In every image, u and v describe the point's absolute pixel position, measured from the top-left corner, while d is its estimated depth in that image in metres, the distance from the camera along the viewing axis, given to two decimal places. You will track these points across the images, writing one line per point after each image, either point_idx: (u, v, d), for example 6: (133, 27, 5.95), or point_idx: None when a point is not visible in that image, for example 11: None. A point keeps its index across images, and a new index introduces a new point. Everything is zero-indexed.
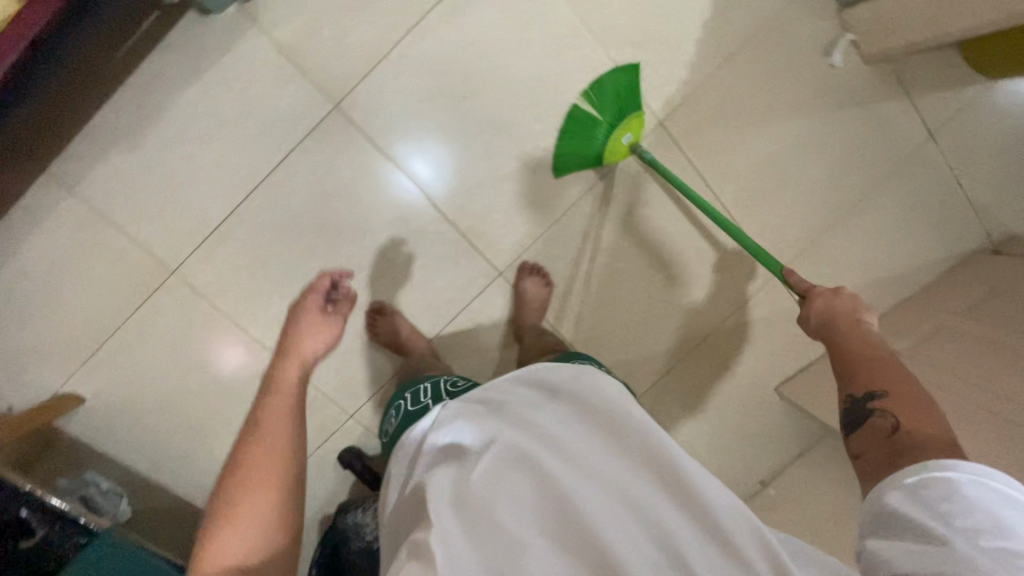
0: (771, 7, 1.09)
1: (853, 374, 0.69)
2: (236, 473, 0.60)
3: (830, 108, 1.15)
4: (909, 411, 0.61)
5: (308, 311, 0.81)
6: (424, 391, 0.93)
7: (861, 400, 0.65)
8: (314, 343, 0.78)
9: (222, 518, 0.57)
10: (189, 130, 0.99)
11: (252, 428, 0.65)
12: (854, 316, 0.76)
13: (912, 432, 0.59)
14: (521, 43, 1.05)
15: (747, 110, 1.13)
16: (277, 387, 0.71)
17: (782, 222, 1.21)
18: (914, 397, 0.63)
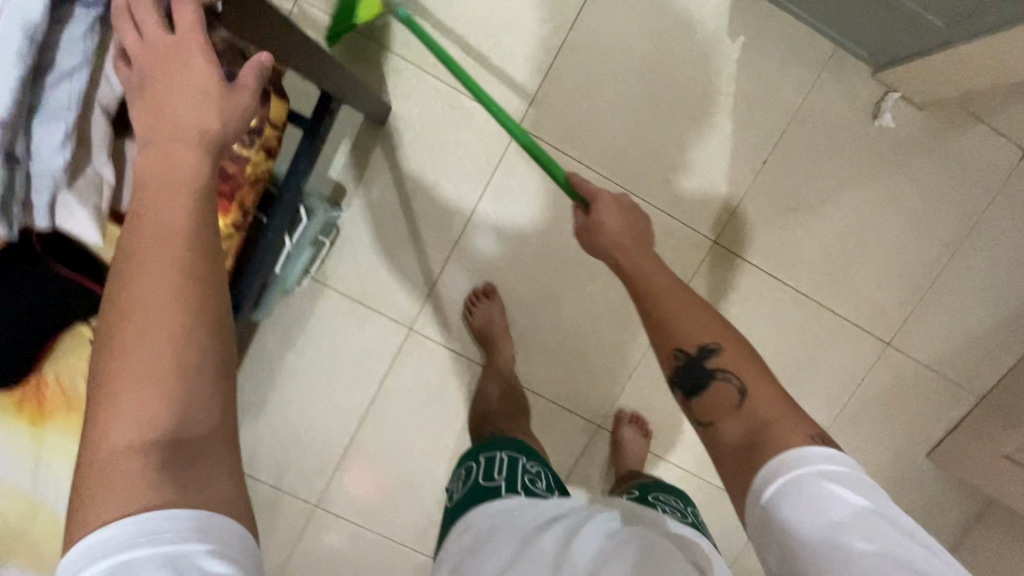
0: (800, 95, 1.03)
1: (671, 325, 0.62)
2: (135, 322, 0.38)
3: (895, 167, 1.07)
4: (742, 367, 0.58)
5: (190, 52, 0.44)
6: (500, 463, 0.75)
7: (699, 361, 0.60)
8: (191, 113, 0.44)
9: (125, 398, 0.37)
10: (298, 387, 1.12)
11: (156, 244, 0.40)
12: (639, 237, 0.73)
13: (756, 405, 0.56)
14: (557, 219, 1.08)
15: (803, 197, 1.07)
16: (167, 179, 0.42)
17: (875, 290, 1.12)
18: (740, 343, 0.60)
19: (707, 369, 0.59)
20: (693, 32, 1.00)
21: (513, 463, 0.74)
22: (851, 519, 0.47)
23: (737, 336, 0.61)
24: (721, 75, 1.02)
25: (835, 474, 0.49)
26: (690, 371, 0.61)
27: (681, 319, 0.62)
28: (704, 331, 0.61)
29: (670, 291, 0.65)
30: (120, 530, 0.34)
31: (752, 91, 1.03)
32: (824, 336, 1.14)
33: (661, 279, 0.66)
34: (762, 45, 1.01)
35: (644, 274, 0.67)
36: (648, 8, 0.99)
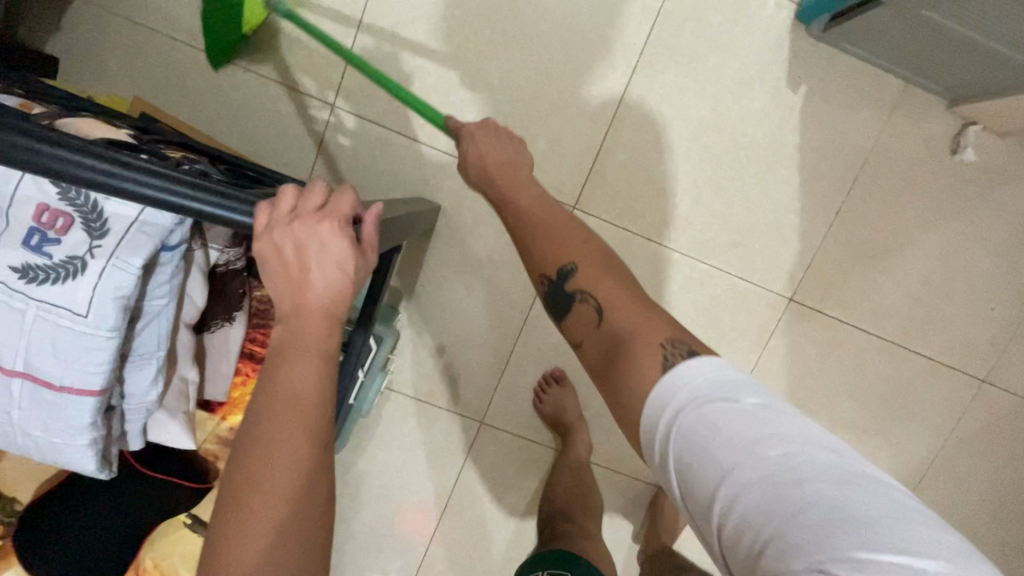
0: (870, 140, 0.97)
1: (538, 254, 0.59)
2: (257, 490, 0.36)
3: (979, 200, 1.00)
4: (601, 278, 0.55)
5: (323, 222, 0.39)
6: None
7: (558, 284, 0.56)
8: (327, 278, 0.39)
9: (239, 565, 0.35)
10: (373, 491, 1.09)
11: (280, 412, 0.37)
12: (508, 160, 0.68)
13: (618, 315, 0.52)
14: None
15: (883, 244, 1.01)
16: (299, 344, 0.38)
17: (964, 328, 1.06)
18: (599, 256, 0.57)
19: (552, 231, 0.60)
20: (752, 89, 0.94)
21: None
22: (754, 432, 0.41)
23: (573, 226, 0.60)
24: (785, 128, 0.96)
25: (727, 409, 0.42)
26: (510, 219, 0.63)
27: (547, 240, 0.59)
28: (561, 249, 0.58)
29: (532, 207, 0.63)
30: None
31: (818, 141, 0.96)
32: (914, 380, 1.08)
33: (528, 202, 0.63)
34: (826, 94, 0.94)
35: (514, 204, 0.64)
36: (701, 69, 0.93)
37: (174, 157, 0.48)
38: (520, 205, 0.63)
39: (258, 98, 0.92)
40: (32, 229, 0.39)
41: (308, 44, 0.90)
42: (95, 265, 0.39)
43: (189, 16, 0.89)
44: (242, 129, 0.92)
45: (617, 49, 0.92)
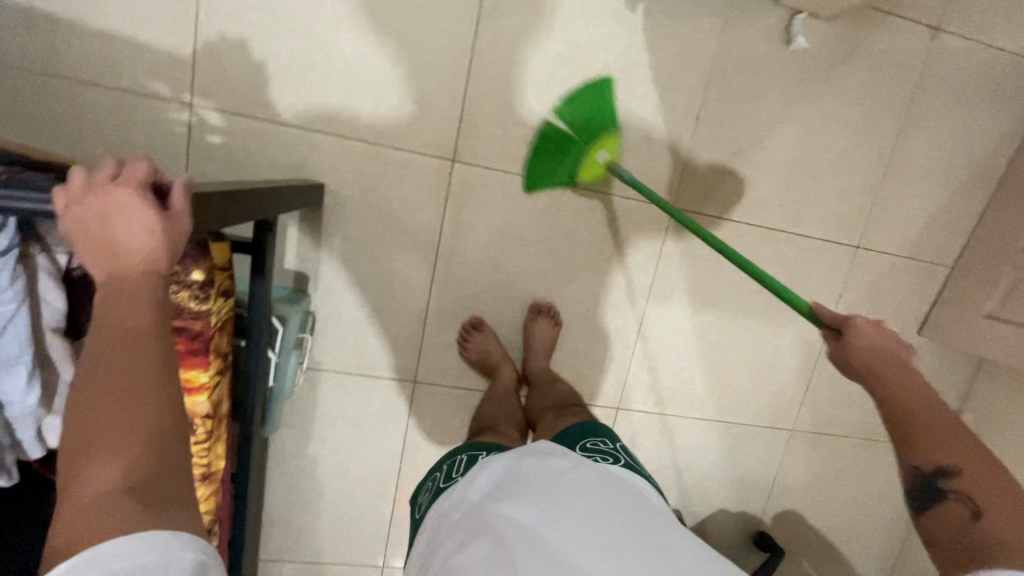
0: (714, 44, 1.03)
1: (909, 441, 0.59)
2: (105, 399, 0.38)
3: (822, 82, 1.08)
4: (984, 489, 0.54)
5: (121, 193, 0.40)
6: (461, 463, 0.76)
7: (931, 479, 0.57)
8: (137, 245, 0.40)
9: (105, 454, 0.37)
10: (328, 470, 1.14)
11: (116, 331, 0.40)
12: (896, 354, 0.65)
13: (998, 517, 0.53)
14: (521, 235, 1.07)
15: (745, 141, 1.08)
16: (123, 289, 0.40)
17: (833, 203, 1.16)
18: (986, 464, 0.56)
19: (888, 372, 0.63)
20: (594, 17, 0.99)
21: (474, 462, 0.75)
22: None
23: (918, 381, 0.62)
24: (633, 48, 1.01)
25: None
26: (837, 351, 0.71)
27: (914, 438, 0.59)
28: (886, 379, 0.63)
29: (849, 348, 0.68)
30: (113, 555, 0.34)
31: (667, 53, 1.02)
32: (801, 260, 1.18)
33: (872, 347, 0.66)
34: (664, 8, 1.00)
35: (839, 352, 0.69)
36: (543, 5, 0.97)
37: None
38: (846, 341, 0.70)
39: (113, 113, 0.91)
40: None
41: (151, 49, 0.90)
42: None
43: (16, 42, 0.86)
44: (105, 148, 0.92)
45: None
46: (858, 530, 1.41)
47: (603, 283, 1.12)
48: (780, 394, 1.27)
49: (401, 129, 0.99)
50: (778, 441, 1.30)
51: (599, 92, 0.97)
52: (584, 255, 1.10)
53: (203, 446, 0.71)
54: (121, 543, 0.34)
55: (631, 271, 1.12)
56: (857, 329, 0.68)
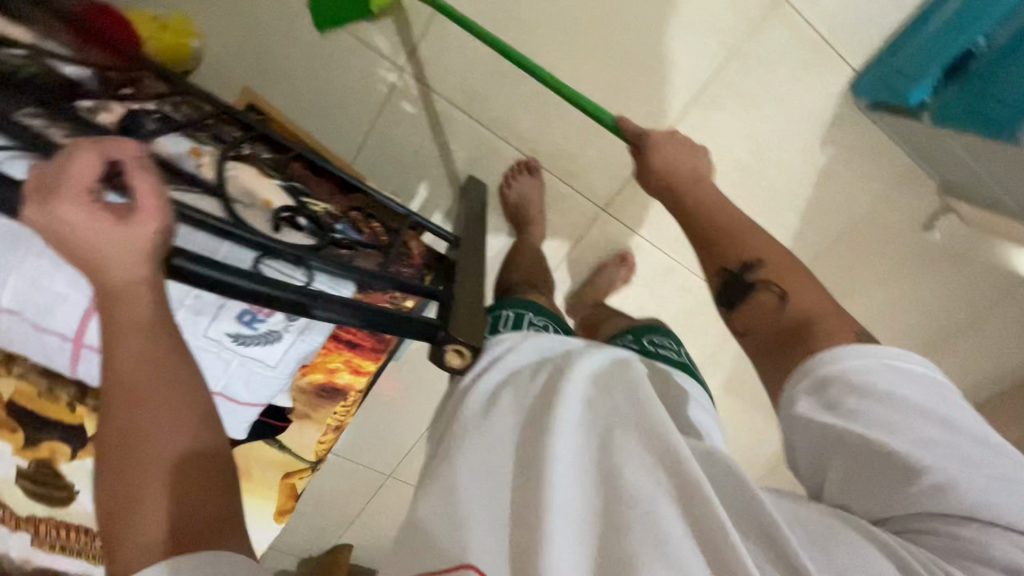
0: (868, 203, 1.10)
1: (717, 242, 0.63)
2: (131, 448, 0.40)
3: (929, 267, 1.19)
4: (784, 274, 0.58)
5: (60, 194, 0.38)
6: (505, 320, 0.76)
7: (741, 274, 0.60)
8: (116, 270, 0.40)
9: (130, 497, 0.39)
10: (380, 397, 1.31)
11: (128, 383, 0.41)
12: (694, 174, 0.73)
13: (800, 303, 0.56)
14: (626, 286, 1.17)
15: (842, 289, 1.20)
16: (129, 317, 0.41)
17: None
18: (779, 250, 0.61)
19: (840, 326, 0.53)
20: (789, 142, 1.03)
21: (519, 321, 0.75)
22: (897, 386, 0.47)
23: (809, 281, 0.58)
24: (802, 180, 1.07)
25: (878, 370, 0.48)
26: (741, 307, 0.59)
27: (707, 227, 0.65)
28: (807, 307, 0.56)
29: (763, 326, 0.58)
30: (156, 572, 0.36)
31: (824, 195, 1.09)
32: None
33: (673, 164, 0.74)
34: (848, 157, 1.05)
35: (757, 349, 0.58)
36: (753, 113, 1.00)
37: (321, 214, 0.58)
38: (742, 308, 0.59)
39: (328, 48, 0.91)
40: (243, 309, 0.49)
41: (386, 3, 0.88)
42: (289, 336, 0.51)
43: None
44: (308, 76, 0.92)
45: (685, 75, 0.96)
46: None
47: None
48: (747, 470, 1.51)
49: (573, 163, 1.04)
50: None
51: None
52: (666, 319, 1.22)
53: (348, 408, 0.86)
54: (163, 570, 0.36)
55: (694, 346, 1.27)
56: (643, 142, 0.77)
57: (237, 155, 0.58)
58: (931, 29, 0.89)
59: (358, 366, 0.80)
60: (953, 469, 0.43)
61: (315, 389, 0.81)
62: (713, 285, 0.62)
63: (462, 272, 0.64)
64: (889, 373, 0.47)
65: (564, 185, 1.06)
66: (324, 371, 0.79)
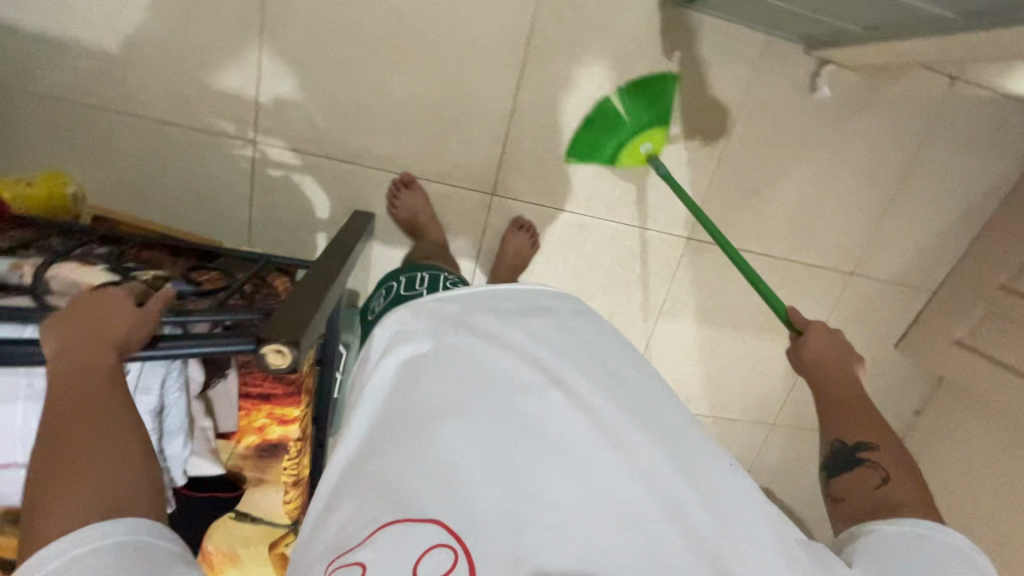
0: (741, 90, 1.08)
1: (834, 420, 0.67)
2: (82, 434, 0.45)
3: (837, 127, 1.15)
4: (897, 467, 0.61)
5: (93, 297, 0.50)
6: (423, 279, 0.92)
7: (850, 449, 0.63)
8: (120, 331, 0.48)
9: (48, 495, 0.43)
10: None
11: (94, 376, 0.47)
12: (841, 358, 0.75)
13: (901, 488, 0.59)
14: (549, 259, 1.18)
15: (761, 180, 1.17)
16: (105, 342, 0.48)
17: (835, 236, 1.26)
18: (901, 450, 0.63)
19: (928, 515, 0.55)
20: (633, 65, 1.04)
21: (433, 280, 0.91)
22: None
23: (920, 480, 0.60)
24: (666, 94, 1.07)
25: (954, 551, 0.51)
26: (840, 477, 0.62)
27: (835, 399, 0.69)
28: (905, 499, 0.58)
29: (858, 499, 0.60)
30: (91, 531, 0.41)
31: (694, 100, 1.08)
32: (800, 284, 1.30)
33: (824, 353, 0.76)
34: (698, 56, 1.05)
35: (849, 513, 0.60)
36: (586, 53, 1.02)
37: (151, 281, 0.63)
38: (842, 475, 0.62)
39: (183, 150, 0.99)
40: None
41: (216, 93, 0.96)
42: None
43: (91, 85, 0.92)
44: (178, 180, 1.00)
45: (507, 45, 1.00)
46: (821, 503, 1.64)
47: (619, 301, 1.24)
48: (765, 396, 1.44)
49: (446, 165, 1.08)
50: (760, 433, 1.49)
51: None
52: (604, 276, 1.21)
53: (297, 461, 0.87)
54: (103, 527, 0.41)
55: (644, 291, 1.25)
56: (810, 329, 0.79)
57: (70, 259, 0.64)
58: None
59: (284, 415, 0.83)
60: None
61: (254, 452, 0.83)
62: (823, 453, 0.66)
63: (301, 286, 0.66)
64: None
65: (446, 188, 1.09)
66: (255, 431, 0.82)
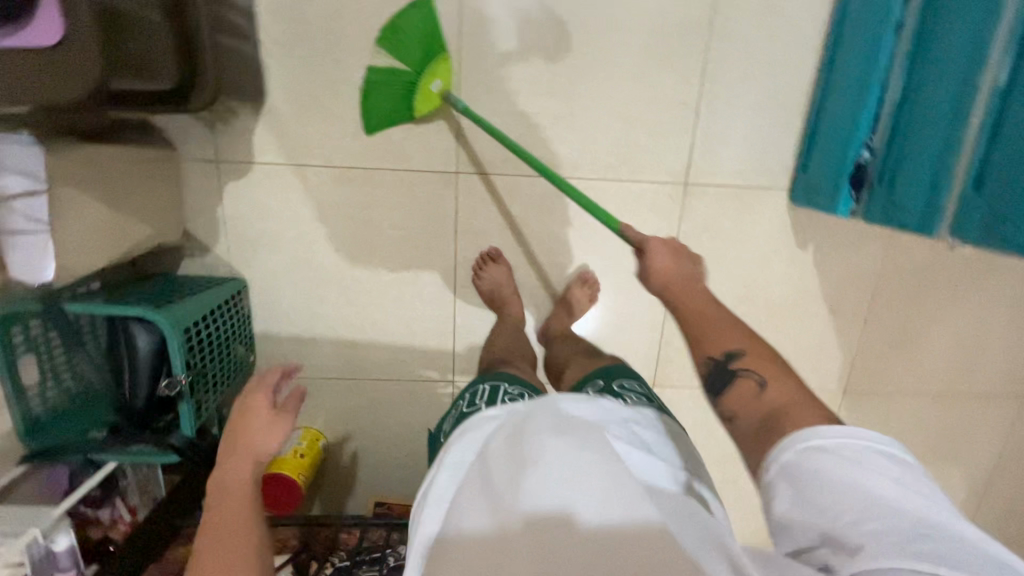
0: (879, 262, 1.15)
1: (699, 338, 0.67)
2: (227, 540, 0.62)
3: (986, 274, 1.17)
4: (763, 366, 0.61)
5: (258, 403, 0.78)
6: (483, 393, 0.79)
7: (723, 364, 0.63)
8: (260, 441, 0.74)
9: (201, 549, 0.61)
10: None
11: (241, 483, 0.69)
12: (687, 276, 0.75)
13: (777, 389, 0.59)
14: (711, 429, 1.27)
15: (910, 331, 1.21)
16: (249, 447, 0.73)
17: (1000, 368, 1.26)
18: (764, 350, 0.64)
19: (804, 412, 0.55)
20: (770, 262, 1.14)
21: (496, 392, 0.78)
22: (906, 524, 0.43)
23: (795, 382, 0.60)
24: (804, 278, 1.16)
25: (865, 458, 0.48)
26: (726, 394, 0.62)
27: (687, 322, 0.70)
28: (781, 399, 0.58)
29: (749, 412, 0.59)
30: None
31: (834, 278, 1.16)
32: (967, 411, 1.31)
33: (673, 276, 0.76)
34: (833, 242, 1.13)
35: (743, 433, 0.59)
36: (725, 259, 1.13)
37: None
38: (727, 393, 0.62)
39: (398, 397, 1.20)
40: None
41: (421, 351, 1.17)
42: None
43: (331, 362, 1.17)
44: (395, 419, 1.22)
45: None
46: None
47: None
48: None
49: None
50: None
51: (204, 392, 0.90)
52: None
53: None
54: None
55: None
56: (649, 248, 0.78)
57: (357, 568, 0.86)
58: (814, 155, 0.98)
59: None
60: (919, 545, 0.41)
61: None
62: (703, 377, 0.65)
63: None
64: (863, 468, 0.47)
65: None
66: None
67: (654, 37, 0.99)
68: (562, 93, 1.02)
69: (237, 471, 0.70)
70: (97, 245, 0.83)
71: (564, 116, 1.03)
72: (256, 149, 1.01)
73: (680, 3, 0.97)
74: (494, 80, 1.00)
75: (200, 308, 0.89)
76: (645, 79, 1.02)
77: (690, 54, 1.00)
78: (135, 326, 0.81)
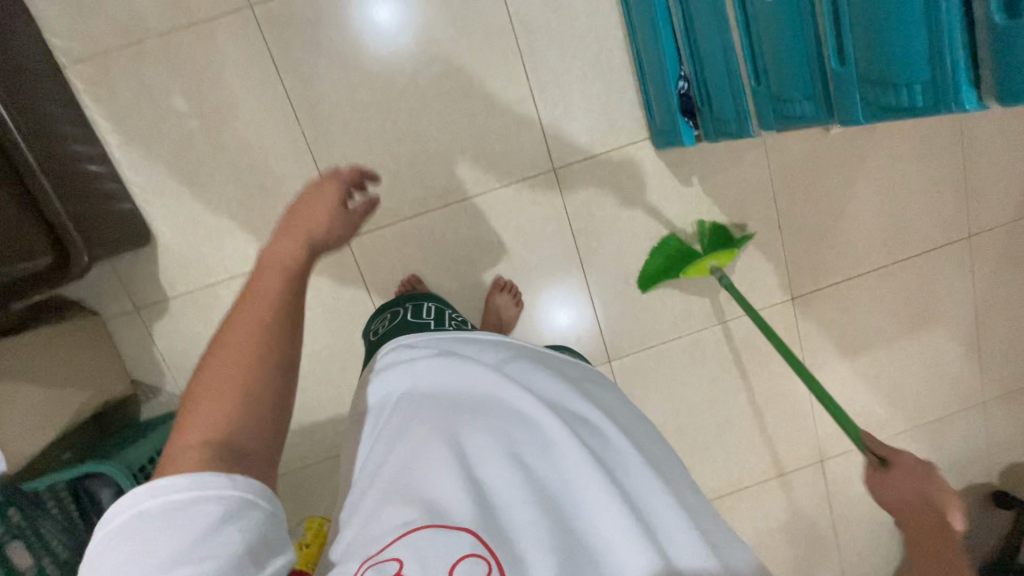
0: (763, 167, 1.18)
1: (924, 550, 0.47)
2: (229, 362, 0.46)
3: (867, 139, 1.20)
4: None
5: (325, 185, 0.54)
6: (431, 308, 0.89)
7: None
8: (313, 225, 0.53)
9: (204, 366, 0.47)
10: None
11: (276, 286, 0.50)
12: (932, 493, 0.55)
13: None
14: (685, 380, 1.27)
15: (827, 217, 1.23)
16: (297, 235, 0.52)
17: (928, 217, 1.26)
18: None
19: None
20: (665, 206, 1.18)
21: (439, 312, 0.87)
22: None
23: None
24: (704, 208, 1.19)
25: None
26: None
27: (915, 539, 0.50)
28: None
29: None
30: (181, 478, 0.41)
31: (730, 198, 1.19)
32: (924, 274, 1.29)
33: (906, 489, 0.57)
34: (713, 166, 1.17)
35: None
36: (623, 222, 1.17)
37: None
38: None
39: None
40: None
41: None
42: None
43: (307, 447, 1.22)
44: None
45: (562, 252, 1.18)
46: None
47: (765, 378, 1.29)
48: (955, 378, 1.38)
49: None
50: (977, 414, 1.40)
51: None
52: (739, 367, 1.28)
53: None
54: (183, 479, 0.41)
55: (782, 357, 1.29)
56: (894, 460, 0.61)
57: None
58: (653, 101, 1.03)
59: None
60: None
61: None
62: None
63: None
64: None
65: None
66: None
67: (468, 55, 1.07)
68: (410, 133, 1.10)
69: (265, 276, 0.50)
70: (41, 423, 0.93)
71: (421, 153, 1.11)
72: (166, 284, 1.09)
73: (477, 19, 1.06)
74: (348, 147, 1.09)
75: (156, 441, 1.01)
76: (477, 93, 1.09)
77: (505, 57, 1.08)
78: (95, 478, 0.92)
